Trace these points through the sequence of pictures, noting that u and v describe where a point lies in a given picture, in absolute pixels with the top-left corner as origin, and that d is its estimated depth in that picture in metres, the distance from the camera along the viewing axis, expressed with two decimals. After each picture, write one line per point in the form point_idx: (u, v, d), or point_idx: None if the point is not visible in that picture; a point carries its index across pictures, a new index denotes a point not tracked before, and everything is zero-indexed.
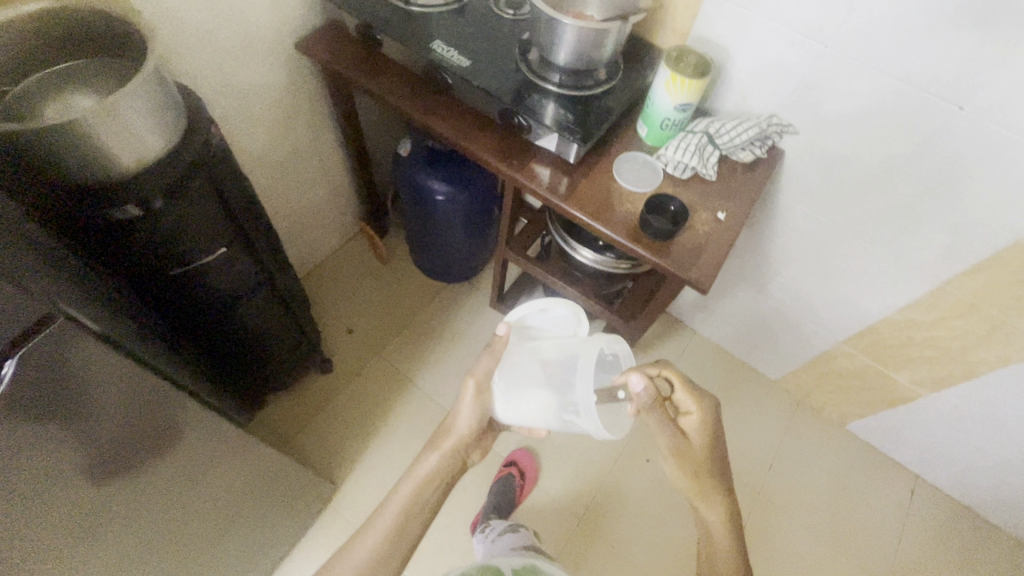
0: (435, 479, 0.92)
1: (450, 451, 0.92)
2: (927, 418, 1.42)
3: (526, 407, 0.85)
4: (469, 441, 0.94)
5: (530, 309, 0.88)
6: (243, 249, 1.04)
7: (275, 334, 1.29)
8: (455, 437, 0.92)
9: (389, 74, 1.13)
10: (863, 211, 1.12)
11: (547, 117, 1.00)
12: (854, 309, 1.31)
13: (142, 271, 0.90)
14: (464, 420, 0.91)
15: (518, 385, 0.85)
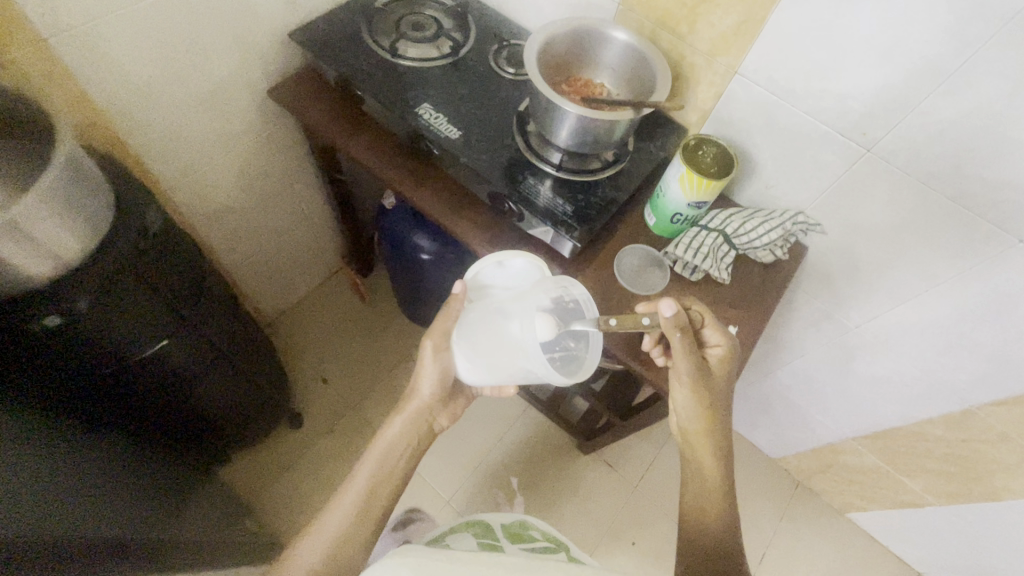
0: (405, 446, 0.87)
1: (419, 414, 0.88)
2: (938, 525, 1.31)
3: (490, 355, 0.76)
4: (436, 407, 0.89)
5: (487, 264, 0.77)
6: (190, 330, 0.93)
7: (236, 403, 1.18)
8: (420, 401, 0.88)
9: (369, 134, 1.00)
10: (891, 321, 1.01)
11: (541, 206, 0.88)
12: (869, 411, 1.20)
13: (70, 375, 0.78)
14: (433, 377, 0.85)
15: (477, 338, 0.77)
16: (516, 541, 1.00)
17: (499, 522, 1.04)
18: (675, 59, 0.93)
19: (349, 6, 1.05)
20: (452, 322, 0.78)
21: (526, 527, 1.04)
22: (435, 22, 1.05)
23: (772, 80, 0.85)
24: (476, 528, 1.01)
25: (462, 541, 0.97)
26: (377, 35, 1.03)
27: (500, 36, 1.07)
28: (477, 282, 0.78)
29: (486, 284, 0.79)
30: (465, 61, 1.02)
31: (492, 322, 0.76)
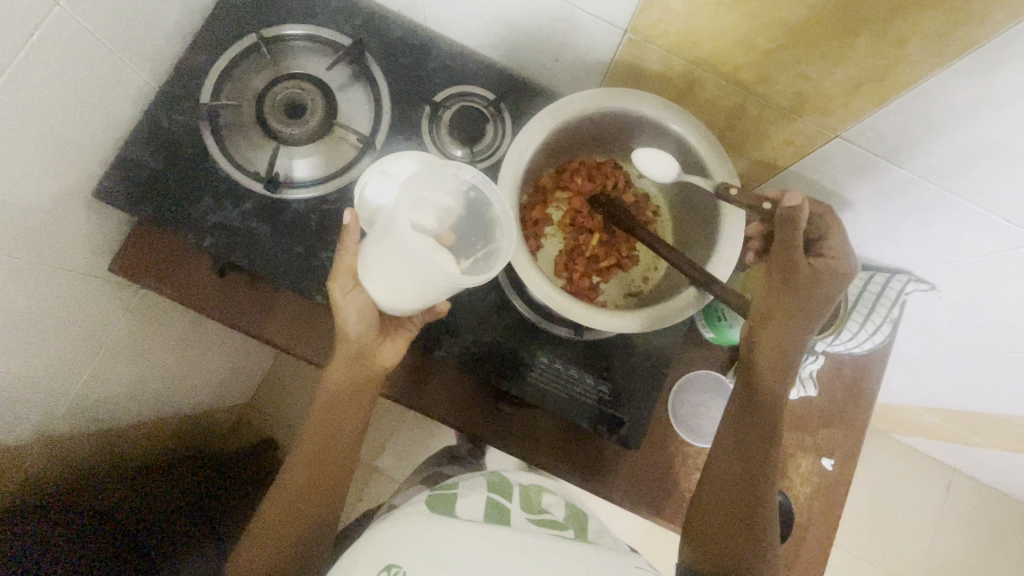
0: (343, 394, 0.60)
1: (353, 358, 0.59)
2: (991, 457, 1.30)
3: (385, 287, 0.53)
4: (375, 341, 0.59)
5: (368, 177, 0.61)
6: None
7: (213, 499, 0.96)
8: (344, 344, 0.58)
9: (287, 304, 0.67)
10: (1000, 357, 0.82)
11: (569, 401, 0.62)
12: (941, 397, 1.08)
13: None
14: (353, 312, 0.56)
15: (365, 262, 0.53)
16: (529, 512, 0.50)
17: (514, 477, 0.54)
18: (730, 111, 0.57)
19: (172, 96, 0.62)
20: (344, 258, 0.54)
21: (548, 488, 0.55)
22: (318, 92, 0.63)
23: (902, 153, 0.52)
24: (479, 482, 0.52)
25: (463, 502, 0.49)
26: (235, 144, 0.63)
27: (429, 81, 0.66)
28: (366, 202, 0.61)
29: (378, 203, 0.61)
30: (389, 154, 0.64)
31: (373, 235, 0.52)
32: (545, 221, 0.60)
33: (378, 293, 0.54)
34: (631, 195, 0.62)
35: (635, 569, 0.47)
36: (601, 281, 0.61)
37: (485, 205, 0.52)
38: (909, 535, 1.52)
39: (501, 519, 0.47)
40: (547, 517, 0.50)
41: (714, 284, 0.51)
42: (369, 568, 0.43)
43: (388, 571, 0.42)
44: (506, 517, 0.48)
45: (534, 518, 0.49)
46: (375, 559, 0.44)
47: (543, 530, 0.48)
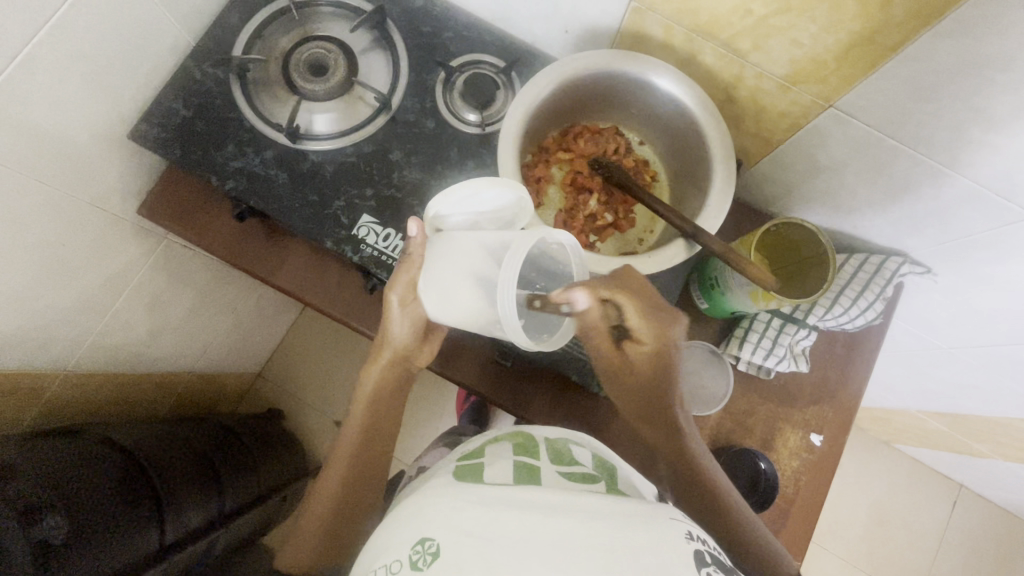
0: (377, 404, 0.63)
1: (394, 361, 0.62)
2: (997, 469, 1.28)
3: (440, 303, 0.55)
4: (415, 346, 0.62)
5: (452, 192, 0.50)
6: (77, 494, 0.67)
7: (224, 456, 0.97)
8: (386, 349, 0.61)
9: (300, 255, 0.71)
10: (1001, 350, 0.81)
11: (564, 355, 0.64)
12: (945, 399, 1.07)
13: None
14: (406, 321, 0.59)
15: (431, 277, 0.54)
16: (560, 465, 0.48)
17: (539, 435, 0.51)
18: (728, 81, 0.60)
19: (205, 51, 0.67)
20: (401, 271, 0.56)
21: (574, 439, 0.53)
22: (340, 53, 0.68)
23: (894, 122, 0.54)
24: (505, 446, 0.49)
25: (490, 469, 0.45)
26: (260, 98, 0.67)
27: (445, 49, 0.70)
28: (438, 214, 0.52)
29: (447, 214, 0.52)
30: (403, 114, 0.68)
31: (447, 269, 0.51)
32: (547, 179, 0.63)
33: (433, 306, 0.56)
34: (630, 160, 0.65)
35: (669, 520, 0.39)
36: (598, 240, 0.63)
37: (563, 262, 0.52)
38: (910, 548, 1.49)
39: (533, 481, 0.44)
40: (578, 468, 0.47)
41: (701, 233, 0.54)
42: (404, 541, 0.40)
43: (421, 546, 0.38)
44: (537, 478, 0.45)
45: (564, 471, 0.46)
46: (407, 530, 0.40)
47: (575, 484, 0.44)
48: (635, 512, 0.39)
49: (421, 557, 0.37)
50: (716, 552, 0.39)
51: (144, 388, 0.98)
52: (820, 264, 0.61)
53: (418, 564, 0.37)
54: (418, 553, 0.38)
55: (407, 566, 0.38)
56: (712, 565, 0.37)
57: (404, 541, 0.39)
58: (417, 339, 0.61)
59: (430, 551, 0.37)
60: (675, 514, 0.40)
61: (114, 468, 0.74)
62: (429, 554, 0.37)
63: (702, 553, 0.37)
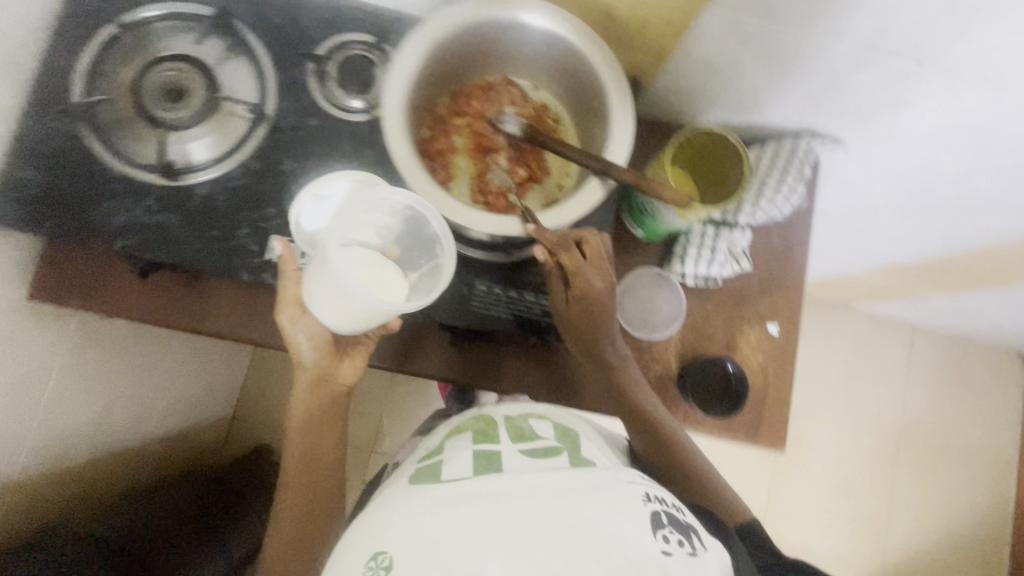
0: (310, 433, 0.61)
1: (314, 384, 0.60)
2: (940, 301, 1.38)
3: (334, 312, 0.54)
4: (332, 362, 0.60)
5: (302, 202, 0.57)
6: None
7: (214, 513, 0.95)
8: (304, 372, 0.59)
9: (222, 293, 0.66)
10: (920, 198, 0.86)
11: (516, 320, 0.64)
12: (883, 255, 1.13)
13: None
14: (305, 336, 0.57)
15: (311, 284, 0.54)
16: (520, 441, 0.47)
17: (498, 416, 0.51)
18: (604, 2, 0.58)
19: (41, 105, 0.59)
20: (289, 287, 0.56)
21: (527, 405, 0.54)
22: (194, 71, 0.62)
23: (770, 4, 0.53)
24: (465, 434, 0.49)
25: (447, 464, 0.44)
26: (123, 142, 0.61)
27: (307, 38, 0.65)
28: (302, 225, 0.57)
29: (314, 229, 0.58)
30: (283, 119, 0.63)
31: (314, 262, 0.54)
32: (450, 150, 0.60)
33: (325, 314, 0.55)
34: (528, 109, 0.61)
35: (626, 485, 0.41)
36: (518, 198, 0.60)
37: (422, 224, 0.53)
38: (882, 393, 1.62)
39: (493, 466, 0.43)
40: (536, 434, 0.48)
41: (611, 167, 0.53)
42: (355, 560, 0.39)
43: (372, 562, 0.37)
44: (496, 462, 0.44)
45: (523, 443, 0.46)
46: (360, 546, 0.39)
47: (535, 460, 0.44)
48: (595, 487, 0.40)
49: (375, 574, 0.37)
50: (673, 510, 0.41)
51: (112, 466, 0.94)
52: (736, 164, 0.61)
53: None
54: (370, 571, 0.37)
55: None
56: (668, 524, 0.40)
57: (356, 560, 0.38)
58: (333, 353, 0.59)
59: (383, 566, 0.37)
60: (633, 478, 0.42)
61: (99, 564, 0.72)
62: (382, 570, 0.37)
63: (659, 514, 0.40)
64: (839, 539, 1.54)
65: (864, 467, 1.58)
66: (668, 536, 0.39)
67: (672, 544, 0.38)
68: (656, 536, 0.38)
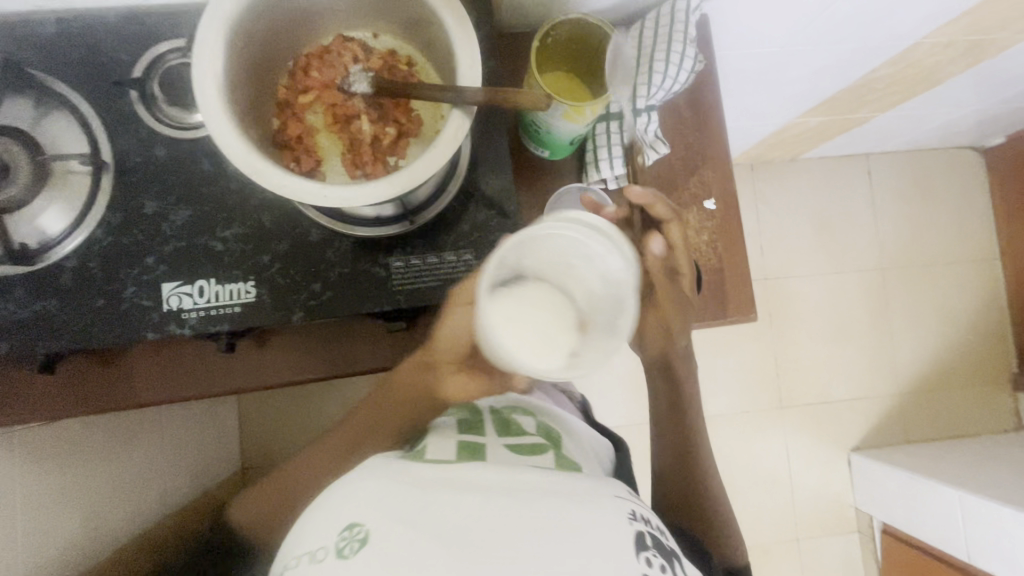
0: (381, 400, 0.64)
1: (420, 364, 0.61)
2: (882, 122, 1.36)
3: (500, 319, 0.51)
4: (454, 366, 0.61)
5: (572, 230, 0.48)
6: None
7: None
8: (426, 354, 0.60)
9: (142, 360, 0.62)
10: (822, 23, 0.81)
11: (443, 285, 0.60)
12: (810, 94, 1.09)
13: None
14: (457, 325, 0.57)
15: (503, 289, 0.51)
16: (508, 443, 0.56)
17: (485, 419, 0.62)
18: None
19: None
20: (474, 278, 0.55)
21: (517, 414, 0.65)
22: (6, 139, 0.54)
23: None
24: (451, 431, 0.57)
25: (435, 448, 0.51)
26: None
27: (118, 63, 0.58)
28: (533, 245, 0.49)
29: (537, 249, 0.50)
30: (126, 160, 0.57)
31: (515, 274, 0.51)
32: (309, 133, 0.55)
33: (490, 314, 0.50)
34: (375, 60, 0.55)
35: (613, 501, 0.43)
36: (398, 158, 0.55)
37: (613, 318, 0.49)
38: (855, 230, 1.62)
39: (478, 454, 0.50)
40: (523, 441, 0.57)
41: (463, 92, 0.46)
42: (330, 530, 0.40)
43: (349, 531, 0.39)
44: (483, 454, 0.51)
45: (510, 445, 0.55)
46: (331, 521, 0.41)
47: (521, 456, 0.52)
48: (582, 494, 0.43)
49: (348, 544, 0.38)
50: (658, 535, 0.43)
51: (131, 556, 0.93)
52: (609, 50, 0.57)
53: (345, 550, 0.37)
54: (345, 541, 0.38)
55: (332, 553, 0.38)
56: (653, 548, 0.40)
57: (332, 529, 0.40)
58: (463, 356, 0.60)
59: (357, 537, 0.38)
60: (620, 496, 0.45)
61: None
62: (356, 541, 0.38)
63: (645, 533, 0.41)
64: (851, 379, 1.58)
65: (857, 305, 1.60)
66: (651, 559, 0.39)
67: (655, 567, 0.38)
68: (640, 555, 0.38)
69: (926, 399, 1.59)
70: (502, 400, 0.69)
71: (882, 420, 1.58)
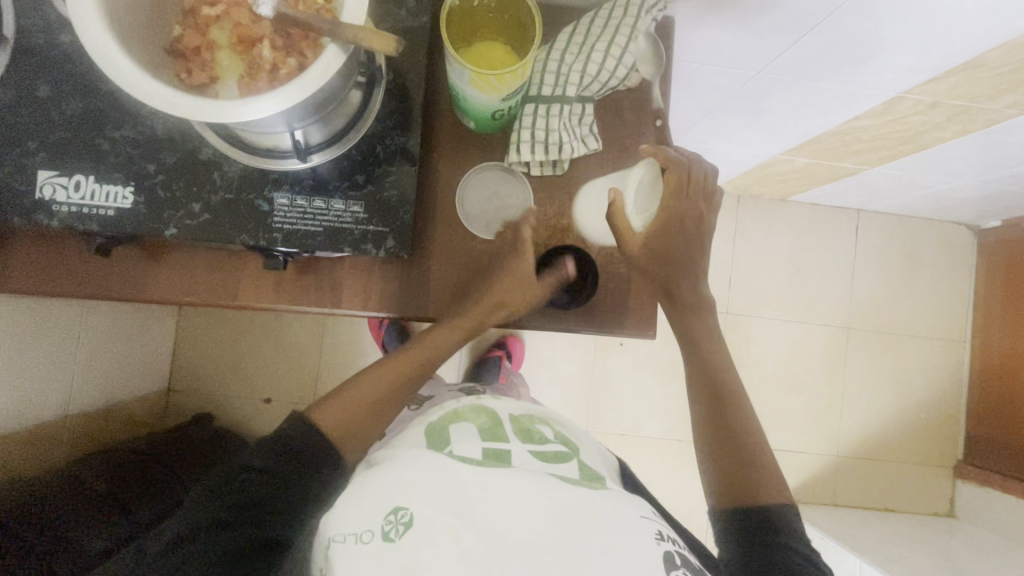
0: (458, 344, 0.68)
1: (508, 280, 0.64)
2: (871, 178, 1.31)
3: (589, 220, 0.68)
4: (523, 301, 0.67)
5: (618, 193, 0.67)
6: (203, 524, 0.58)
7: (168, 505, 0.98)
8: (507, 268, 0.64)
9: (22, 248, 0.61)
10: (797, 54, 0.78)
11: (327, 232, 0.59)
12: (792, 131, 1.05)
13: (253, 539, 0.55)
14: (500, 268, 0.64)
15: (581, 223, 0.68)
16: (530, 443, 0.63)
17: (504, 416, 0.68)
18: None
19: None
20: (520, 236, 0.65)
21: (536, 422, 0.69)
22: None
23: None
24: (474, 431, 0.64)
25: (462, 449, 0.59)
26: None
27: None
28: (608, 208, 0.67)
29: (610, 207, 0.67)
30: (28, 40, 0.56)
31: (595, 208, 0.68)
32: (208, 46, 0.53)
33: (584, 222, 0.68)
34: None
35: (641, 519, 0.54)
36: None
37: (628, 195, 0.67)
38: (828, 283, 1.58)
39: (503, 460, 0.58)
40: (547, 449, 0.63)
41: (340, 26, 0.44)
42: (371, 515, 0.48)
43: (392, 518, 0.48)
44: (506, 459, 0.58)
45: (534, 450, 0.62)
46: (374, 505, 0.49)
47: (546, 462, 0.60)
48: (614, 510, 0.53)
49: (393, 528, 0.47)
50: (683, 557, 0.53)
51: (21, 447, 0.94)
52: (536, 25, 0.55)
53: (391, 533, 0.47)
54: (389, 525, 0.47)
55: (379, 534, 0.47)
56: (682, 567, 0.51)
57: (373, 514, 0.48)
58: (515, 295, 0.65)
59: (402, 521, 0.48)
60: (647, 516, 0.55)
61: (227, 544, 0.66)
62: (401, 524, 0.47)
63: (672, 552, 0.52)
64: (792, 431, 1.55)
65: (814, 358, 1.57)
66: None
67: None
68: (669, 572, 0.49)
69: (864, 466, 1.56)
70: (521, 406, 0.73)
71: (815, 477, 1.55)
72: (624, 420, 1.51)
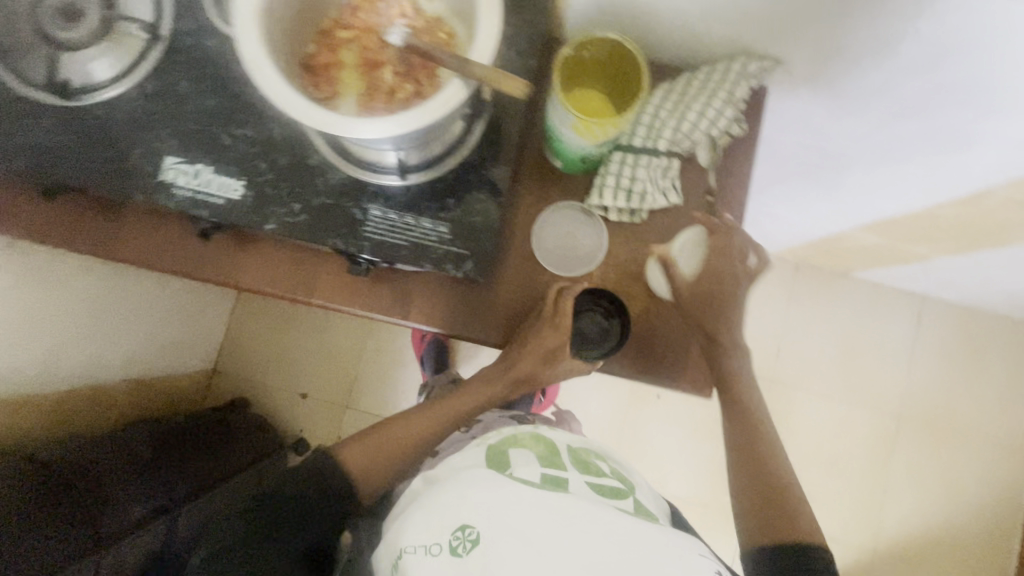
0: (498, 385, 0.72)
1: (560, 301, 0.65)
2: (943, 266, 1.27)
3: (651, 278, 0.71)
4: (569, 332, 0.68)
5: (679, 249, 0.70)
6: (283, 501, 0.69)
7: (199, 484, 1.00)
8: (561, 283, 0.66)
9: (131, 222, 0.66)
10: (887, 135, 0.78)
11: (412, 246, 0.61)
12: (867, 209, 1.04)
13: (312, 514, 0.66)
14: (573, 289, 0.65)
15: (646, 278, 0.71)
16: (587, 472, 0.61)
17: (563, 445, 0.65)
18: None
19: None
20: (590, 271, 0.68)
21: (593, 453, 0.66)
22: None
23: None
24: (531, 454, 0.62)
25: (520, 472, 0.58)
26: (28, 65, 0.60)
27: None
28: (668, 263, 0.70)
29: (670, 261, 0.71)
30: (179, 39, 0.62)
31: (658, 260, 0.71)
32: (336, 64, 0.58)
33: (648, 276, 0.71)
34: (419, 20, 0.58)
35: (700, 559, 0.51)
36: None
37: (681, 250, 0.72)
38: (883, 367, 1.52)
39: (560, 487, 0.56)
40: (604, 483, 0.60)
41: (468, 64, 0.47)
42: (442, 528, 0.51)
43: (460, 533, 0.51)
44: (564, 485, 0.56)
45: (590, 482, 0.59)
46: (444, 520, 0.52)
47: (604, 495, 0.58)
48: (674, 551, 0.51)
49: (461, 543, 0.50)
50: None
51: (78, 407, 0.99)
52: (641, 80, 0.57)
53: (459, 549, 0.50)
54: (457, 540, 0.50)
55: (448, 549, 0.50)
56: None
57: (442, 527, 0.51)
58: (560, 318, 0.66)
59: (470, 538, 0.50)
60: (707, 556, 0.52)
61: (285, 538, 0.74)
62: (469, 541, 0.50)
63: None
64: (827, 517, 1.47)
65: (859, 443, 1.50)
66: None
67: None
68: None
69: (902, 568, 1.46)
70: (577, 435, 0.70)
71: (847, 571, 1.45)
72: (650, 475, 1.46)
